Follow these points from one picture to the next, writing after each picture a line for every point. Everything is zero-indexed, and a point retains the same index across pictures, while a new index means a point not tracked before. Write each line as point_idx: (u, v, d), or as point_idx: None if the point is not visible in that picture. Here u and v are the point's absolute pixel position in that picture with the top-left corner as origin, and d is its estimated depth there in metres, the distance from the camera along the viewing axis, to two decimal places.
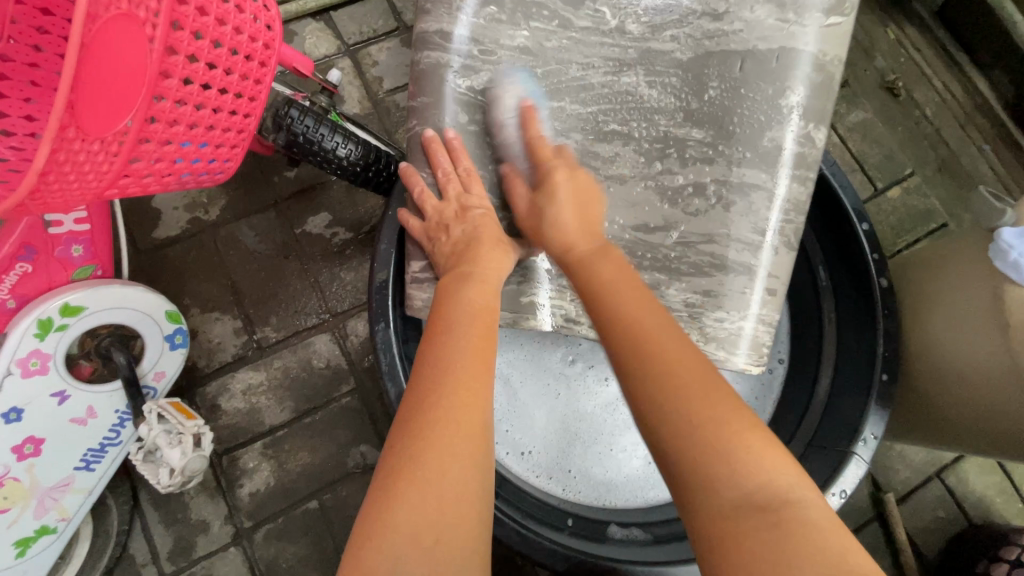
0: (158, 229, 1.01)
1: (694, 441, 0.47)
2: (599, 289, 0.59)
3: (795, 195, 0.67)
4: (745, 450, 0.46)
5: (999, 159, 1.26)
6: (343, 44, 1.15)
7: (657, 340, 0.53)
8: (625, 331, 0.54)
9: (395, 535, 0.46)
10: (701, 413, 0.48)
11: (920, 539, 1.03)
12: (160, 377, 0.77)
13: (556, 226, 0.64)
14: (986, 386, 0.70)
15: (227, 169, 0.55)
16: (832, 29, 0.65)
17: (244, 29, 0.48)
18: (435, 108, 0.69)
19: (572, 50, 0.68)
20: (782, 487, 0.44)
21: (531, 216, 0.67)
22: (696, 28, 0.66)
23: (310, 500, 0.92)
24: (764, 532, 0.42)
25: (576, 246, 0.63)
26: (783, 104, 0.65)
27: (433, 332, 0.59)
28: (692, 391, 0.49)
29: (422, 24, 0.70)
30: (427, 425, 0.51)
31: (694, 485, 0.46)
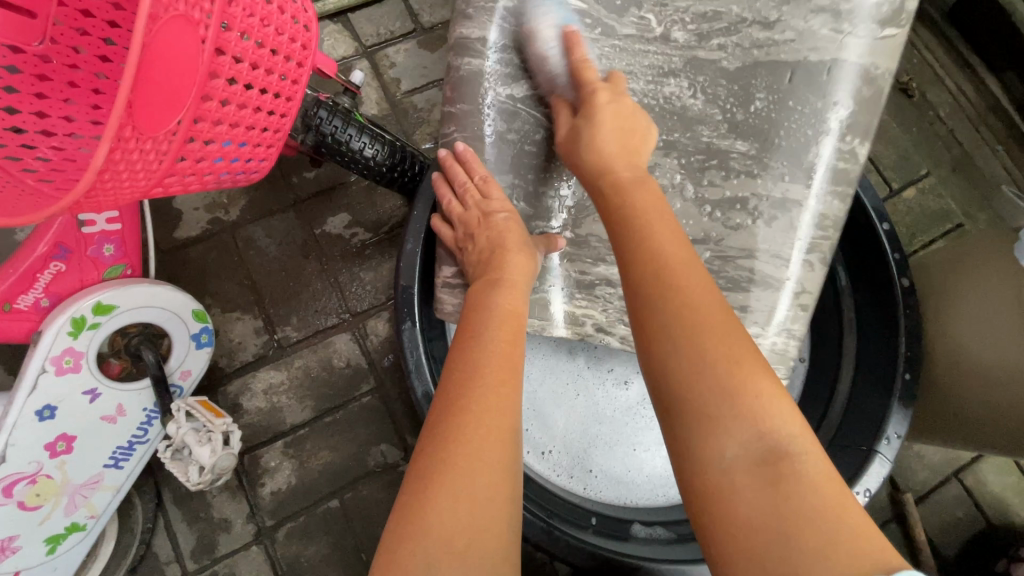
0: (180, 229, 1.01)
1: (694, 382, 0.47)
2: (631, 213, 0.57)
3: (834, 211, 0.68)
4: (752, 400, 0.45)
5: (1013, 159, 1.27)
6: (361, 45, 1.16)
7: (674, 274, 0.52)
8: (650, 257, 0.53)
9: (428, 538, 0.47)
10: (709, 357, 0.47)
11: (938, 539, 1.03)
12: (186, 376, 0.78)
13: (591, 143, 0.62)
14: (996, 384, 0.72)
15: (261, 169, 0.56)
16: (888, 41, 0.65)
17: (285, 30, 0.48)
18: (476, 115, 0.70)
19: (614, 59, 0.69)
20: (783, 440, 0.44)
21: (565, 137, 0.65)
22: (746, 36, 0.66)
23: (330, 499, 0.92)
24: (761, 482, 0.43)
25: (615, 168, 0.61)
26: (828, 117, 0.66)
27: (461, 336, 0.61)
28: (709, 332, 0.48)
29: (460, 30, 0.70)
30: (459, 429, 0.51)
31: (700, 436, 0.45)
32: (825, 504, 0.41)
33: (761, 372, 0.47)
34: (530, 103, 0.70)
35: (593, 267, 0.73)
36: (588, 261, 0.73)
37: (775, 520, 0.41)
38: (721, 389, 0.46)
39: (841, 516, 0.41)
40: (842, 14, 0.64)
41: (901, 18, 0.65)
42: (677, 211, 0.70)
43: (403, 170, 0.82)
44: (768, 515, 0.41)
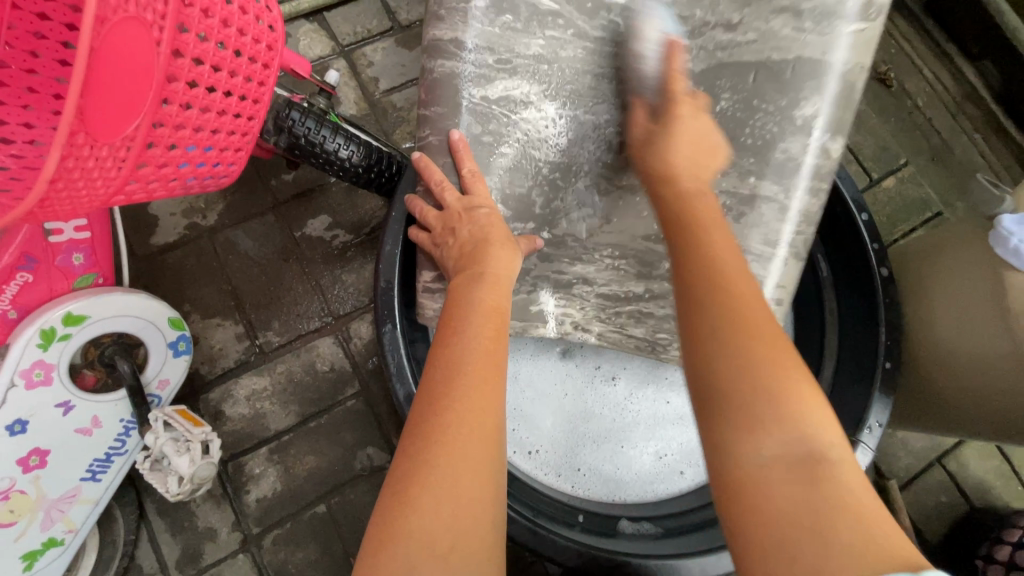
0: (156, 236, 1.00)
1: (736, 376, 0.47)
2: (692, 221, 0.58)
3: (807, 207, 0.68)
4: (794, 399, 0.45)
5: (990, 147, 1.28)
6: (338, 44, 1.14)
7: (731, 282, 0.52)
8: (708, 261, 0.54)
9: (409, 541, 0.46)
10: (755, 356, 0.47)
11: (923, 525, 1.04)
12: (164, 386, 0.77)
13: (666, 154, 0.63)
14: (979, 368, 0.72)
15: (230, 174, 0.55)
16: (858, 36, 0.64)
17: (247, 30, 0.47)
18: (451, 117, 0.70)
19: (586, 61, 0.71)
20: (821, 443, 0.44)
21: (642, 141, 0.67)
22: (711, 38, 0.69)
23: (317, 504, 0.91)
24: (799, 484, 0.42)
25: (680, 178, 0.62)
26: (796, 116, 0.65)
27: (445, 328, 0.59)
28: (760, 337, 0.49)
29: (434, 31, 0.71)
30: (443, 429, 0.51)
31: (739, 428, 0.45)
32: (866, 510, 0.41)
33: (798, 377, 0.47)
34: (504, 105, 0.70)
35: (570, 267, 0.73)
36: (565, 262, 0.73)
37: (812, 518, 0.40)
38: (762, 385, 0.46)
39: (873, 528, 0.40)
40: (804, 13, 0.64)
41: (871, 13, 0.64)
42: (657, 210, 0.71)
43: (381, 171, 0.80)
44: (804, 513, 0.41)
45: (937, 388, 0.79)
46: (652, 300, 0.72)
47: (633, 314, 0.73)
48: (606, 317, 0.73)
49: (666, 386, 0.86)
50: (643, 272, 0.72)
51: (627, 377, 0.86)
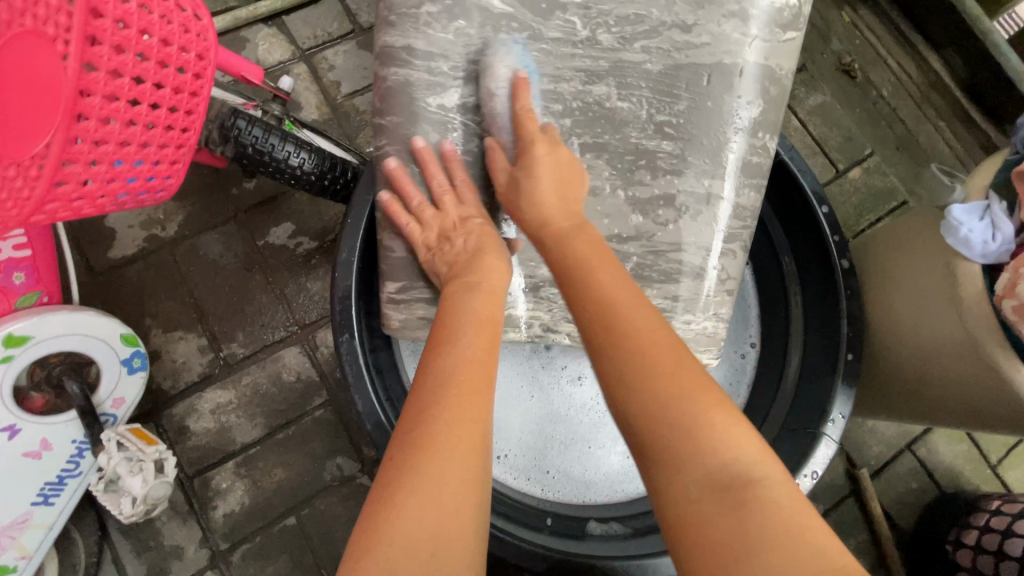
0: (113, 249, 0.97)
1: (652, 416, 0.47)
2: (573, 266, 0.58)
3: (749, 203, 0.72)
4: (705, 430, 0.46)
5: (954, 135, 1.30)
6: (297, 49, 1.12)
7: (626, 316, 0.52)
8: (602, 302, 0.54)
9: (393, 547, 0.45)
10: (664, 393, 0.47)
11: (894, 512, 1.05)
12: (119, 404, 0.75)
13: (531, 199, 0.63)
14: (940, 358, 0.71)
15: (168, 187, 0.53)
16: (787, 44, 0.69)
17: (172, 40, 0.46)
18: (408, 127, 0.69)
19: (544, 63, 0.68)
20: (746, 469, 0.44)
21: (508, 187, 0.67)
22: (667, 39, 0.67)
23: (287, 516, 0.90)
24: (725, 513, 0.42)
25: (554, 221, 0.63)
26: (735, 120, 0.69)
27: (436, 340, 0.58)
28: (665, 369, 0.49)
29: (385, 37, 0.68)
30: (431, 436, 0.50)
31: (665, 468, 0.46)
32: (794, 529, 0.41)
33: (721, 401, 0.47)
34: (460, 113, 0.69)
35: (537, 269, 0.73)
36: (534, 263, 0.73)
37: (741, 542, 0.41)
38: (677, 421, 0.46)
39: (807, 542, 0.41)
40: (748, 17, 0.67)
41: (798, 23, 0.68)
42: (616, 212, 0.71)
43: (333, 177, 0.77)
44: (734, 545, 0.41)
45: (899, 379, 0.79)
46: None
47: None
48: (574, 318, 0.74)
49: None
50: None
51: (594, 379, 0.86)
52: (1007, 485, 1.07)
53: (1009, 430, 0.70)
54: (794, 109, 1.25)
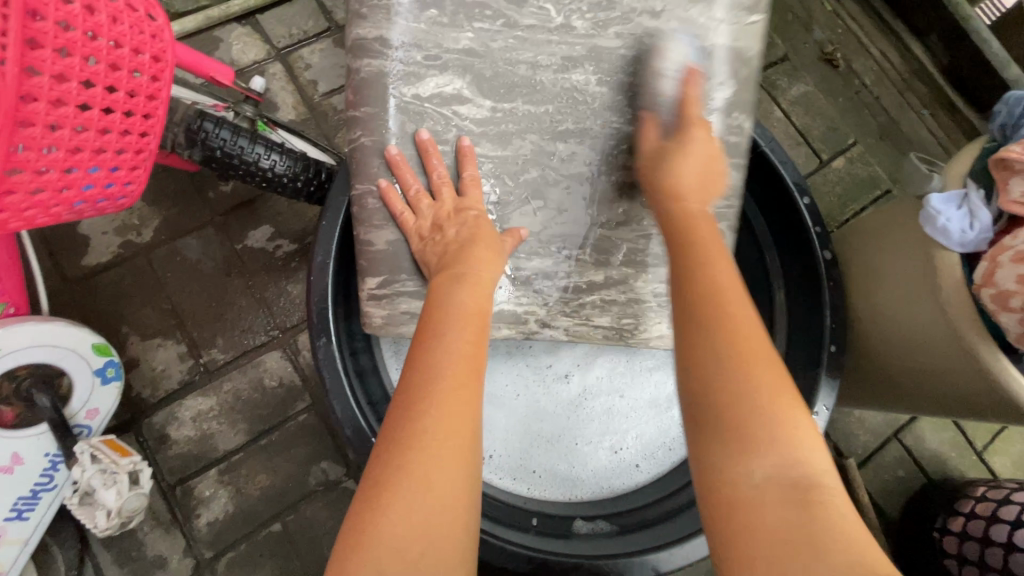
0: (88, 256, 0.95)
1: (735, 399, 0.47)
2: (684, 244, 0.57)
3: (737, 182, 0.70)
4: (792, 427, 0.45)
5: (937, 122, 1.30)
6: (273, 48, 1.10)
7: (731, 302, 0.51)
8: (708, 284, 0.52)
9: (380, 548, 0.44)
10: (757, 378, 0.47)
11: (882, 500, 1.06)
12: (93, 415, 0.74)
13: (671, 171, 0.61)
14: (924, 347, 0.71)
15: (130, 194, 0.52)
16: (751, 27, 0.68)
17: (123, 41, 0.45)
18: (381, 118, 0.67)
19: (520, 49, 0.67)
20: (813, 469, 0.44)
21: (651, 155, 0.63)
22: (638, 25, 0.67)
23: (272, 523, 0.89)
24: (788, 508, 0.42)
25: (688, 200, 0.60)
26: (711, 102, 0.68)
27: (424, 332, 0.56)
28: (761, 364, 0.48)
29: (356, 30, 0.66)
30: (415, 436, 0.49)
31: (731, 450, 0.45)
32: (854, 528, 0.41)
33: (793, 405, 0.47)
34: (437, 102, 0.67)
35: (528, 262, 0.70)
36: (522, 256, 0.70)
37: (802, 540, 0.40)
38: (761, 407, 0.46)
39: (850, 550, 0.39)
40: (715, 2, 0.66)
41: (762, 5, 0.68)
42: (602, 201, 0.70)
43: (308, 179, 0.76)
44: (794, 537, 0.41)
45: (883, 369, 0.79)
46: (614, 288, 0.71)
47: (595, 304, 0.71)
48: (572, 311, 0.71)
49: (618, 380, 0.86)
50: (601, 260, 0.71)
51: (579, 375, 0.86)
52: (993, 470, 1.08)
53: (995, 419, 0.69)
54: (776, 100, 1.24)
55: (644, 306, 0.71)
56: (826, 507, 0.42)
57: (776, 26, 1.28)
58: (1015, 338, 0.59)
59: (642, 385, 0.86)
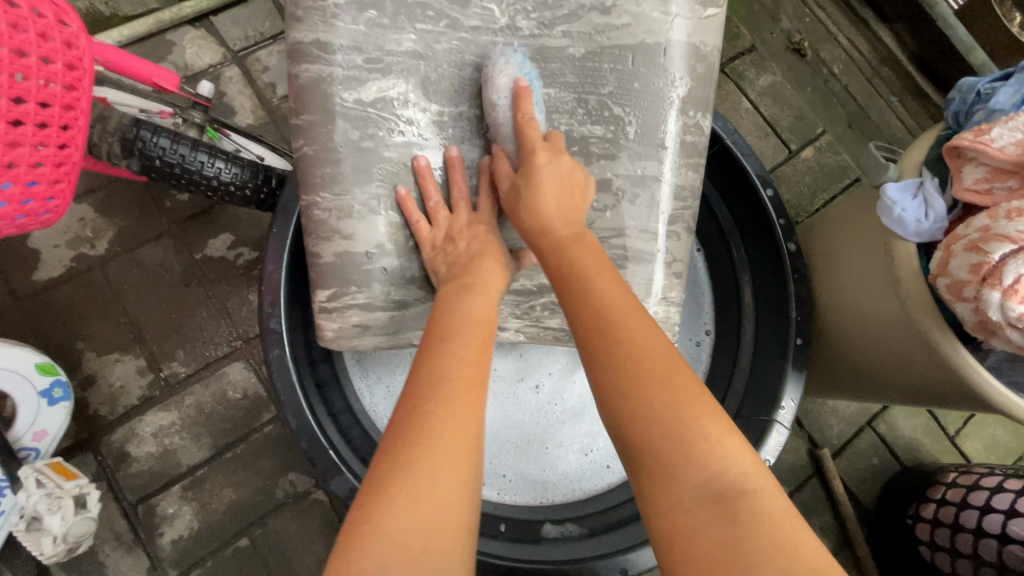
0: (39, 271, 0.92)
1: (644, 426, 0.44)
2: (565, 271, 0.56)
3: (690, 182, 0.70)
4: (705, 441, 0.43)
5: (906, 109, 1.30)
6: (228, 50, 1.07)
7: (623, 328, 0.49)
8: (599, 313, 0.51)
9: (383, 539, 0.43)
10: (660, 400, 0.45)
11: (856, 488, 1.06)
12: (40, 437, 0.72)
13: (530, 209, 0.61)
14: (886, 337, 0.70)
15: (54, 209, 0.50)
16: (710, 20, 0.67)
17: (29, 49, 0.43)
18: (325, 125, 0.63)
19: (463, 52, 0.65)
20: (737, 478, 0.41)
21: (510, 193, 0.64)
22: (588, 22, 0.65)
23: (239, 538, 0.87)
24: (720, 525, 0.39)
25: (554, 228, 0.60)
26: (668, 96, 0.67)
27: (432, 337, 0.55)
28: (658, 379, 0.46)
29: (294, 33, 0.63)
30: (421, 434, 0.47)
31: (653, 477, 0.43)
32: (790, 543, 0.38)
33: (711, 418, 0.44)
34: (379, 107, 0.64)
35: None
36: None
37: (734, 555, 0.38)
38: (670, 430, 0.43)
39: (793, 557, 0.37)
40: None
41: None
42: None
43: (258, 186, 0.74)
44: (725, 554, 0.38)
45: (849, 360, 0.78)
46: None
47: (546, 305, 0.72)
48: (522, 313, 0.72)
49: (592, 383, 0.84)
50: None
51: (551, 381, 0.84)
52: (965, 455, 1.09)
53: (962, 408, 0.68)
54: (744, 90, 1.23)
55: None
56: (761, 521, 0.39)
57: (743, 16, 1.27)
58: (972, 327, 0.58)
59: None
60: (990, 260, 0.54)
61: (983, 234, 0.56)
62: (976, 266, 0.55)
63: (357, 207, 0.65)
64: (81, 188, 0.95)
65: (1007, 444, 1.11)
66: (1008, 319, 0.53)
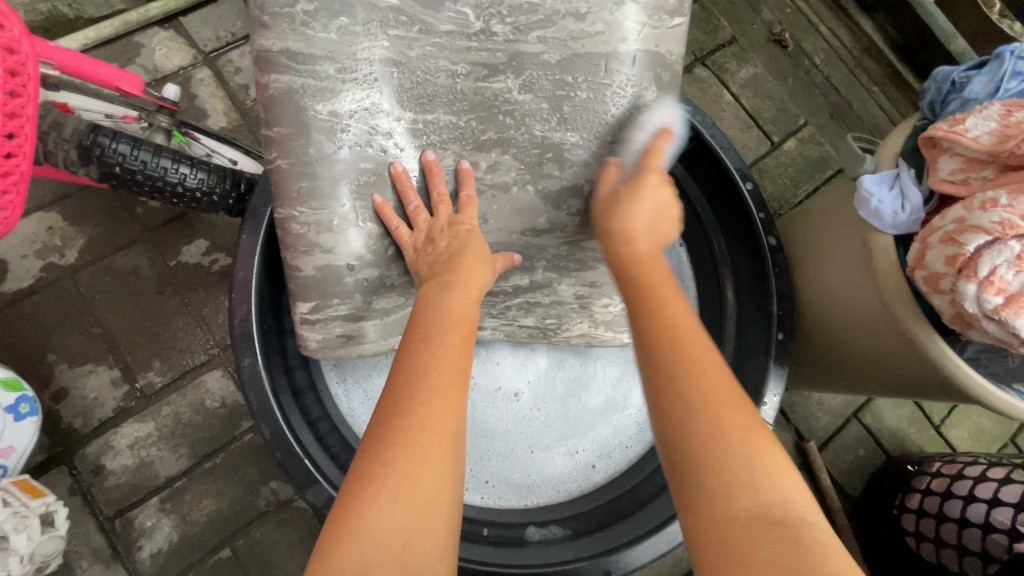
0: (7, 282, 0.90)
1: (709, 443, 0.44)
2: (648, 283, 0.55)
3: None
4: (768, 465, 0.43)
5: (888, 99, 1.29)
6: (199, 52, 1.05)
7: (692, 345, 0.49)
8: (667, 326, 0.50)
9: (364, 541, 0.42)
10: (725, 421, 0.45)
11: (843, 480, 1.07)
12: (7, 454, 0.71)
13: (625, 217, 0.59)
14: (870, 331, 0.69)
15: (3, 221, 0.48)
16: (674, 30, 0.66)
17: None
18: (298, 138, 0.61)
19: (438, 57, 0.64)
20: (797, 504, 0.42)
21: (607, 200, 0.62)
22: (562, 29, 0.63)
23: (220, 549, 0.86)
24: (780, 546, 0.39)
25: (639, 246, 0.58)
26: (641, 104, 0.65)
27: (411, 335, 0.53)
28: (728, 399, 0.46)
29: (260, 41, 0.60)
30: (401, 434, 0.46)
31: (713, 490, 0.43)
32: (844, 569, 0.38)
33: (772, 442, 0.45)
34: (356, 117, 0.62)
35: None
36: None
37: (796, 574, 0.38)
38: (730, 447, 0.44)
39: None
40: (642, 4, 0.64)
41: (684, 7, 0.66)
42: (530, 205, 0.68)
43: (226, 191, 0.73)
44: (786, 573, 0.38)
45: (832, 353, 0.78)
46: (538, 291, 0.71)
47: (520, 305, 0.71)
48: (499, 313, 0.71)
49: (572, 385, 0.83)
50: (523, 265, 0.70)
51: (530, 387, 0.83)
52: (950, 443, 1.09)
53: (946, 400, 0.68)
54: (725, 83, 1.22)
55: (566, 307, 0.71)
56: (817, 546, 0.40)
57: (723, 9, 1.26)
58: (950, 319, 0.58)
59: (597, 385, 0.84)
60: (965, 252, 0.54)
61: (958, 225, 0.55)
62: (952, 258, 0.55)
63: (336, 221, 0.63)
64: (48, 196, 0.93)
65: (992, 432, 1.11)
66: (984, 310, 0.52)
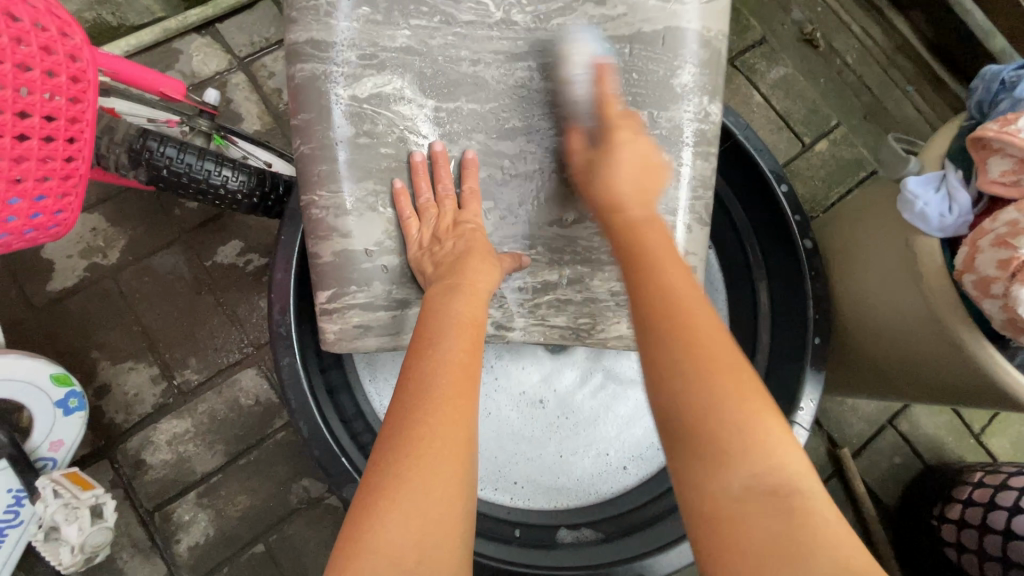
0: (53, 281, 0.93)
1: (699, 415, 0.44)
2: (631, 255, 0.56)
3: (700, 171, 0.67)
4: (757, 432, 0.43)
5: (923, 99, 1.27)
6: (234, 57, 1.07)
7: (691, 306, 0.49)
8: (666, 291, 0.51)
9: (377, 554, 0.42)
10: (734, 393, 0.44)
11: (878, 489, 1.04)
12: (57, 447, 0.76)
13: (606, 185, 0.60)
14: (909, 336, 0.68)
15: (62, 222, 0.50)
16: (712, 6, 0.65)
17: (31, 64, 0.43)
18: (321, 122, 0.62)
19: (459, 46, 0.64)
20: (790, 470, 0.42)
21: (584, 172, 0.63)
22: (582, 13, 0.65)
23: (254, 544, 0.88)
24: (770, 517, 0.39)
25: (628, 209, 0.59)
26: (675, 83, 0.65)
27: (417, 340, 0.54)
28: (688, 368, 0.45)
29: (291, 35, 0.63)
30: (414, 443, 0.46)
31: (704, 467, 0.42)
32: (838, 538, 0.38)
33: (765, 408, 0.44)
34: (376, 102, 0.63)
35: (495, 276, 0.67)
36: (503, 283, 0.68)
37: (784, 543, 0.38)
38: (719, 415, 0.43)
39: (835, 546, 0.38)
40: None
41: None
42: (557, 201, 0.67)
43: (264, 194, 0.76)
44: (777, 546, 0.38)
45: (870, 357, 0.76)
46: (571, 286, 0.68)
47: (551, 304, 0.69)
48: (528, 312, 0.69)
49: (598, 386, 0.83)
50: (555, 259, 0.68)
51: (557, 387, 0.83)
52: (991, 452, 1.06)
53: (988, 407, 0.66)
54: (755, 83, 1.20)
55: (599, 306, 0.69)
56: (813, 513, 0.40)
57: (752, 8, 1.24)
58: (1001, 325, 0.56)
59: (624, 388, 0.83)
60: (1019, 256, 0.52)
61: (1012, 228, 0.54)
62: (1005, 262, 0.53)
63: (353, 204, 0.64)
64: (92, 198, 0.96)
65: None
66: None
